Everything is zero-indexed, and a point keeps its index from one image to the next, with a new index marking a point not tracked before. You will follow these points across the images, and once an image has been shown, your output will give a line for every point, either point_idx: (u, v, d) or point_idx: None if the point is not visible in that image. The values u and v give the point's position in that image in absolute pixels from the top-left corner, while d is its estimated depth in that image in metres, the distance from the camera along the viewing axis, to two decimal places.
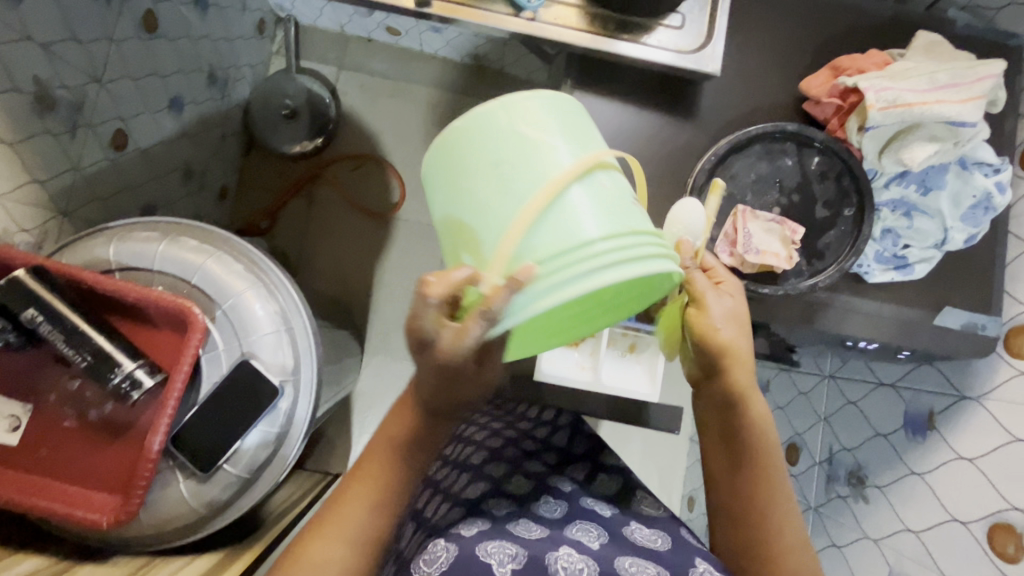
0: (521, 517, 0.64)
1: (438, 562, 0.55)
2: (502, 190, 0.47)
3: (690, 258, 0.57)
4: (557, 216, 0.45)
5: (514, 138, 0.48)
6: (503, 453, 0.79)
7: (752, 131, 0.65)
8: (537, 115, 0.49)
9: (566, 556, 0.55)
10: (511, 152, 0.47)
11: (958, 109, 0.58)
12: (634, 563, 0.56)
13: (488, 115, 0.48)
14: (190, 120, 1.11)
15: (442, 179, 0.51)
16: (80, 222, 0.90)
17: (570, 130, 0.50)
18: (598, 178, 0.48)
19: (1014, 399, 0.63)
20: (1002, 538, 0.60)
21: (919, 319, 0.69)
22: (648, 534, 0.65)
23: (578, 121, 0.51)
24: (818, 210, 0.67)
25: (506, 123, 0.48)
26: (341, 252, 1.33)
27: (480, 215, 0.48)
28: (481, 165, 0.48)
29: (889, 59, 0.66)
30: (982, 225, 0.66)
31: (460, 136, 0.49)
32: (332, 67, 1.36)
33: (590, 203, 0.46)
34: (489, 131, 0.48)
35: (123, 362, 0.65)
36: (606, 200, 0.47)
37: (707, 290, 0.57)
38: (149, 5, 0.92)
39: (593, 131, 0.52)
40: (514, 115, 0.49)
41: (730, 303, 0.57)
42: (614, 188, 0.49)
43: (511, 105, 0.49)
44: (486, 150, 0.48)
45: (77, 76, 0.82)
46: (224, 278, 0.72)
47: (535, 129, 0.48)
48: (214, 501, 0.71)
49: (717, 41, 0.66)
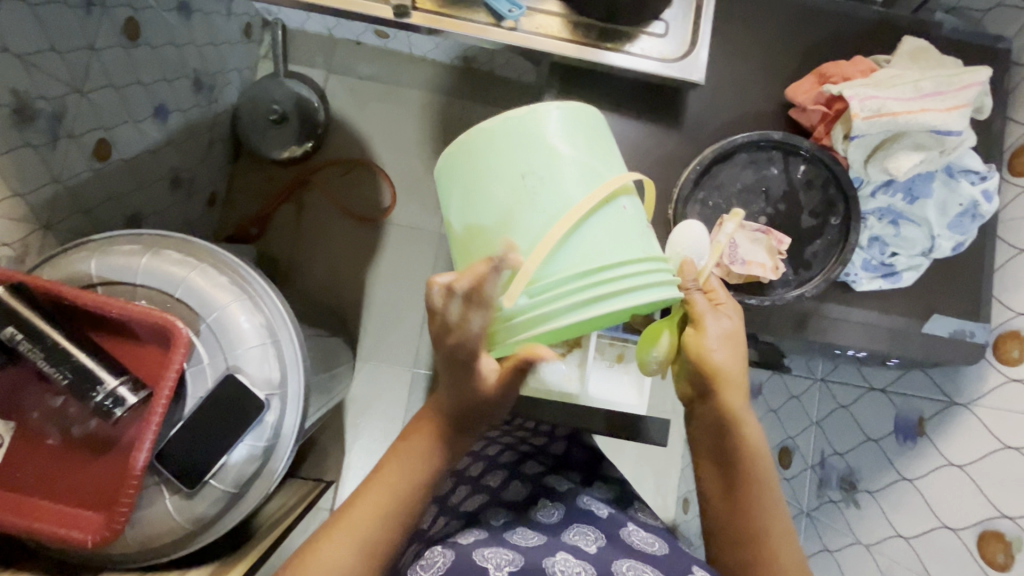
0: (518, 525, 0.64)
1: (434, 566, 0.56)
2: (527, 200, 0.49)
3: (694, 280, 0.57)
4: (582, 238, 0.49)
5: (546, 152, 0.50)
6: (501, 458, 0.80)
7: (737, 140, 0.65)
8: (569, 131, 0.52)
9: (563, 560, 0.55)
10: (542, 166, 0.50)
11: (943, 117, 0.58)
12: (632, 566, 0.56)
13: (519, 122, 0.50)
14: (176, 128, 1.09)
15: (463, 175, 0.52)
16: (64, 234, 0.89)
17: (595, 148, 0.53)
18: (620, 201, 0.52)
19: (1003, 406, 0.63)
20: (993, 545, 0.61)
21: (908, 327, 0.69)
22: (646, 538, 0.65)
23: (601, 138, 0.54)
24: (805, 219, 0.66)
25: (537, 135, 0.50)
26: (333, 258, 1.32)
27: (502, 220, 0.50)
28: (512, 170, 0.50)
29: (873, 66, 0.66)
30: (969, 233, 0.66)
31: (489, 137, 0.50)
32: (320, 71, 1.35)
33: (612, 228, 0.50)
34: (518, 139, 0.50)
35: (105, 380, 0.64)
36: (627, 225, 0.51)
37: (707, 312, 0.57)
38: (131, 13, 0.90)
39: (612, 150, 0.55)
40: (544, 127, 0.51)
41: (728, 325, 0.57)
42: (633, 211, 0.53)
43: (542, 116, 0.51)
44: (518, 157, 0.50)
45: (56, 86, 0.80)
46: (209, 291, 0.71)
47: (566, 147, 0.51)
48: (201, 517, 0.70)
49: (702, 48, 0.65)
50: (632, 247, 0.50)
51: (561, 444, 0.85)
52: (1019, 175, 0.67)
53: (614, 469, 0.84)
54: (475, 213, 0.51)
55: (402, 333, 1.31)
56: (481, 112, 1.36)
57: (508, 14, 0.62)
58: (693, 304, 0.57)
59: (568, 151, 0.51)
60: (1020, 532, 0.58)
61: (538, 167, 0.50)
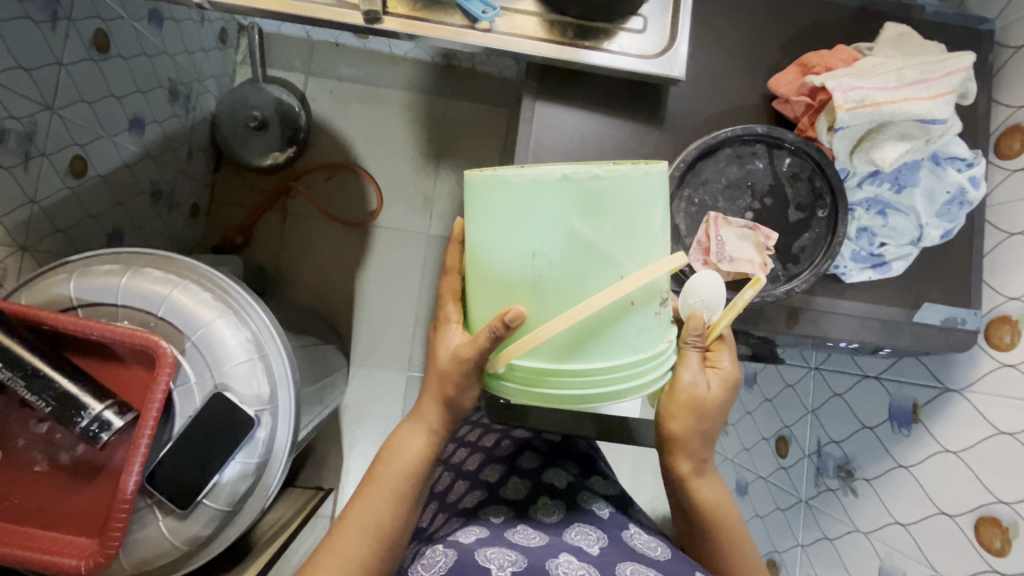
0: (519, 524, 0.64)
1: (437, 567, 0.56)
2: (532, 277, 0.49)
3: (695, 338, 0.57)
4: (570, 334, 0.50)
5: (564, 234, 0.47)
6: (498, 450, 0.79)
7: (720, 136, 0.64)
8: (603, 205, 0.47)
9: (567, 563, 0.55)
10: (555, 250, 0.47)
11: (928, 106, 0.57)
12: (636, 570, 0.55)
13: (547, 191, 0.46)
14: (152, 140, 1.07)
15: (482, 214, 0.50)
16: (43, 255, 0.88)
17: (628, 227, 0.48)
18: (631, 295, 0.50)
19: (998, 391, 0.63)
20: (989, 531, 0.61)
21: (898, 317, 0.68)
22: (647, 540, 0.64)
23: (643, 209, 0.49)
24: (791, 213, 0.65)
25: (562, 212, 0.47)
26: (321, 265, 1.31)
27: (506, 282, 0.50)
28: (524, 245, 0.48)
29: (856, 55, 0.65)
30: (957, 221, 0.66)
31: (512, 193, 0.47)
32: (300, 75, 1.32)
33: (607, 328, 0.51)
34: (540, 209, 0.47)
35: (89, 404, 0.63)
36: (624, 324, 0.51)
37: (688, 369, 0.57)
38: (99, 24, 0.88)
39: (656, 220, 0.50)
40: (573, 201, 0.46)
41: (703, 393, 0.57)
42: (643, 303, 0.52)
43: (573, 190, 0.46)
44: (532, 233, 0.47)
45: (24, 105, 0.78)
46: (193, 309, 0.70)
47: (591, 228, 0.47)
48: (196, 537, 0.69)
49: (680, 42, 0.64)
50: (621, 347, 0.52)
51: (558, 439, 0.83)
52: (1005, 159, 0.67)
53: (609, 466, 0.83)
54: (484, 261, 0.51)
55: (395, 337, 1.30)
56: (465, 110, 1.34)
57: (482, 14, 0.61)
58: (682, 360, 0.58)
59: (594, 229, 0.47)
60: (1015, 517, 0.58)
61: (552, 246, 0.48)
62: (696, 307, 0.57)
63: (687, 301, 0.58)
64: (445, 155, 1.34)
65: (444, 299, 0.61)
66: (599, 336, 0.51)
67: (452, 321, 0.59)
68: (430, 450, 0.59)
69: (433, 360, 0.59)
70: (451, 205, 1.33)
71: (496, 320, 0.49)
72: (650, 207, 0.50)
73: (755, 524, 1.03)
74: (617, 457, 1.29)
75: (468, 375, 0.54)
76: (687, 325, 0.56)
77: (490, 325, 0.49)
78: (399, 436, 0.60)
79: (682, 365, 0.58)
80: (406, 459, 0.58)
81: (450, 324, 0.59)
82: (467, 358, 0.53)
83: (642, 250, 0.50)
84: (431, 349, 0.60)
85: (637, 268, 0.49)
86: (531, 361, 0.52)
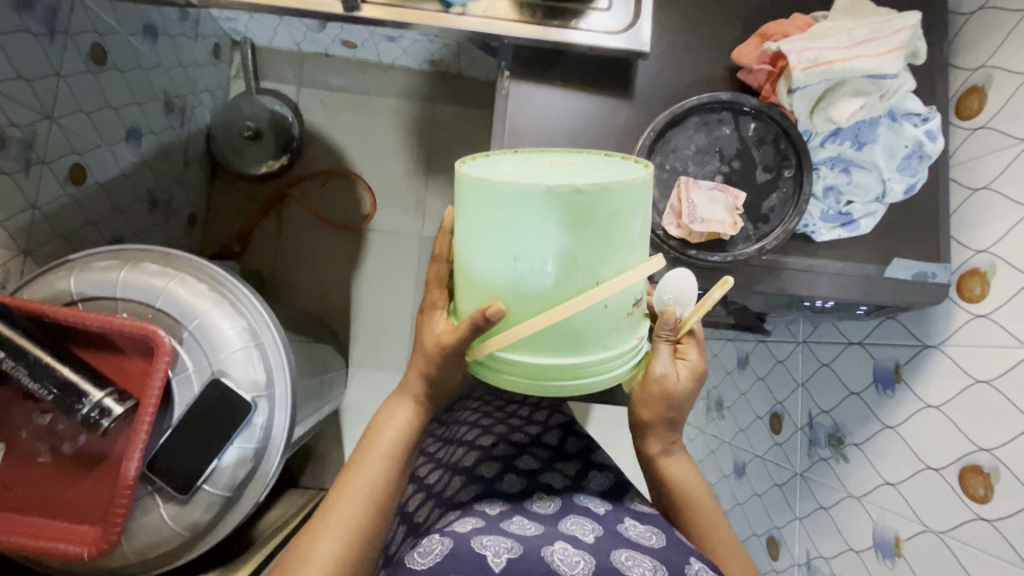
0: (514, 515, 0.64)
1: (432, 553, 0.55)
2: (513, 279, 0.50)
3: (667, 332, 0.58)
4: (547, 333, 0.52)
5: (544, 242, 0.48)
6: (494, 452, 0.79)
7: (686, 104, 0.67)
8: (584, 215, 0.47)
9: (563, 550, 0.54)
10: (535, 257, 0.48)
11: (877, 62, 0.60)
12: (631, 557, 0.55)
13: (531, 200, 0.46)
14: (149, 150, 1.11)
15: (469, 210, 0.50)
16: (43, 259, 0.90)
17: (608, 237, 0.49)
18: (606, 299, 0.52)
19: (973, 341, 0.65)
20: (973, 479, 0.62)
21: (873, 274, 0.71)
22: (642, 530, 0.61)
23: (624, 219, 0.49)
24: (759, 174, 0.68)
25: (544, 221, 0.47)
26: (317, 270, 1.33)
27: (487, 278, 0.51)
28: (507, 249, 0.49)
29: (811, 21, 0.69)
30: (919, 174, 0.69)
31: (498, 198, 0.47)
32: (292, 86, 1.36)
33: (579, 328, 0.52)
34: (524, 216, 0.47)
35: (90, 392, 0.64)
36: (597, 324, 0.53)
37: (662, 359, 0.59)
38: (96, 38, 0.92)
39: (634, 229, 0.51)
40: (558, 212, 0.46)
41: (673, 383, 0.60)
42: (618, 307, 0.53)
43: (557, 201, 0.46)
44: (516, 237, 0.48)
45: (25, 113, 0.82)
46: (188, 299, 0.72)
47: (571, 238, 0.48)
48: (197, 523, 0.71)
49: (644, 19, 0.68)
50: (592, 345, 0.54)
51: (555, 434, 0.85)
52: (966, 119, 0.70)
53: (608, 456, 0.81)
54: (470, 257, 0.52)
55: (392, 335, 1.32)
56: (455, 115, 1.38)
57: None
58: (654, 353, 0.60)
59: (574, 239, 0.48)
60: (996, 463, 0.60)
61: (534, 252, 0.48)
62: (669, 303, 0.58)
63: (660, 297, 0.59)
64: (437, 157, 1.37)
65: (431, 286, 0.62)
66: (573, 334, 0.52)
67: (439, 308, 0.61)
68: (417, 419, 0.62)
69: (420, 343, 0.61)
70: (444, 205, 1.36)
71: (477, 312, 0.50)
72: (630, 216, 0.50)
73: (755, 504, 1.02)
74: (616, 446, 1.30)
75: (452, 360, 0.56)
76: (660, 319, 0.58)
77: (472, 317, 0.51)
78: (388, 411, 0.63)
79: (654, 358, 0.60)
80: (399, 429, 0.61)
81: (437, 311, 0.60)
82: (449, 344, 0.55)
83: (620, 256, 0.51)
84: (419, 333, 0.62)
85: (612, 274, 0.50)
86: (509, 353, 0.53)
